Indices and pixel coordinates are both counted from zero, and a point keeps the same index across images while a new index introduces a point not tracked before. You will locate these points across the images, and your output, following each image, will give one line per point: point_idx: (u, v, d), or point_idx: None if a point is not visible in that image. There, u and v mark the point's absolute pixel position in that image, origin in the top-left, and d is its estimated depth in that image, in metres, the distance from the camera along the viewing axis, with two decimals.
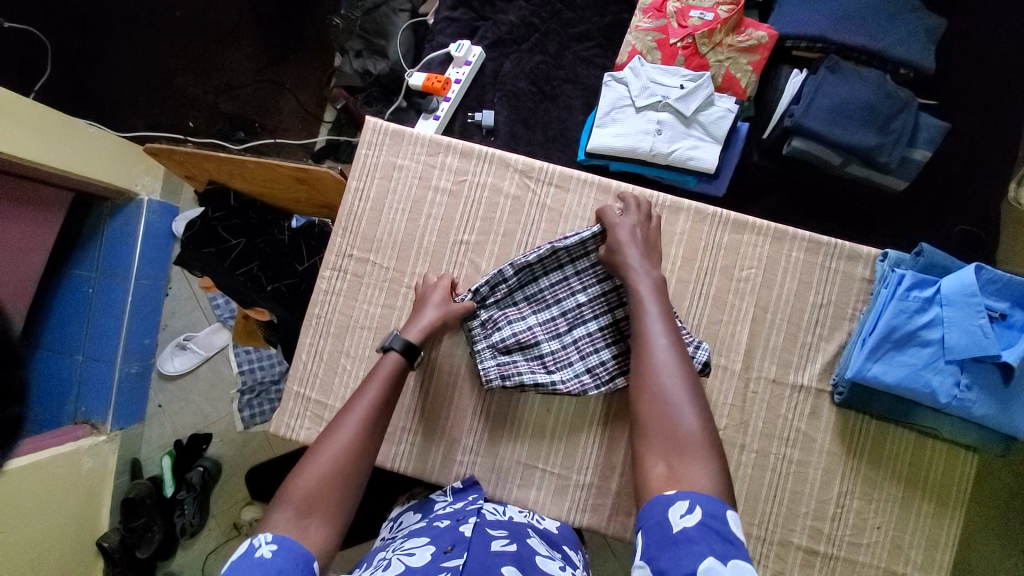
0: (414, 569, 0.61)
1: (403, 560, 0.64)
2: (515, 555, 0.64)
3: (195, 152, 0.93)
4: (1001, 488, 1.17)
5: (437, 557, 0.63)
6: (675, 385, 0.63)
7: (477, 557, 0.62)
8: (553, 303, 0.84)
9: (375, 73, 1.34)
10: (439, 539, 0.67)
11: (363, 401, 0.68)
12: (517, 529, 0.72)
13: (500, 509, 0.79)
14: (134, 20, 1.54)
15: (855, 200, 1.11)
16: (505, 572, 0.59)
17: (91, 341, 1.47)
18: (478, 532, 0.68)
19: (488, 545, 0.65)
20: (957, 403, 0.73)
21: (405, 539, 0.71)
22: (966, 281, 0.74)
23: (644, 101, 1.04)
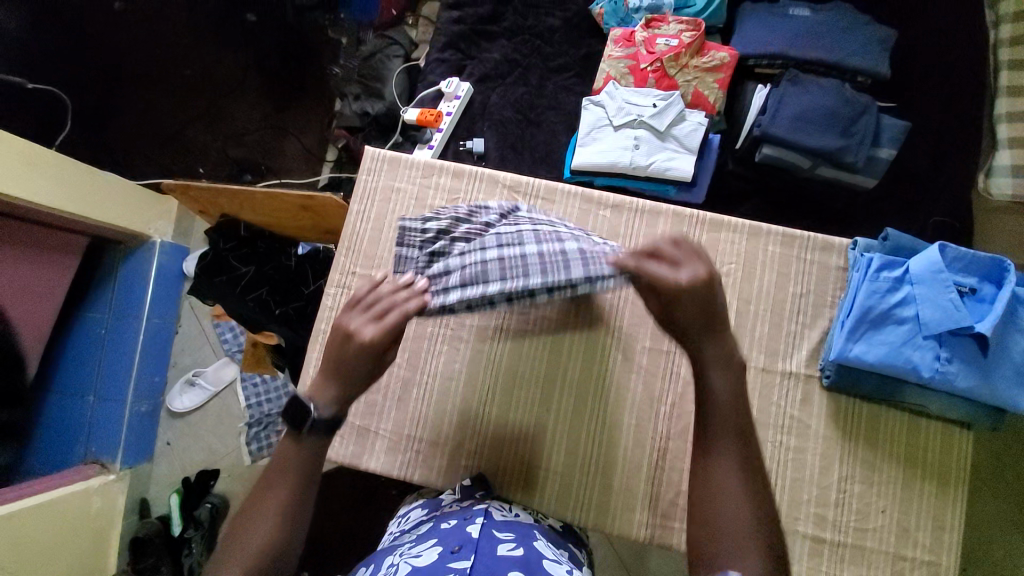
0: (422, 568, 0.62)
1: (411, 562, 0.65)
2: (521, 558, 0.64)
3: (208, 187, 1.01)
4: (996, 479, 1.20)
5: (445, 557, 0.63)
6: (735, 479, 0.59)
7: (484, 560, 0.62)
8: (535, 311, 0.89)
9: (373, 113, 1.45)
10: (447, 539, 0.68)
11: (290, 460, 0.66)
12: (523, 531, 0.73)
13: (507, 507, 0.81)
14: (151, 80, 1.67)
15: (829, 199, 1.17)
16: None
17: (103, 381, 1.51)
18: (485, 534, 0.69)
19: (495, 548, 0.66)
20: (940, 376, 0.76)
21: (412, 540, 0.71)
22: (931, 260, 0.79)
23: (621, 119, 1.13)
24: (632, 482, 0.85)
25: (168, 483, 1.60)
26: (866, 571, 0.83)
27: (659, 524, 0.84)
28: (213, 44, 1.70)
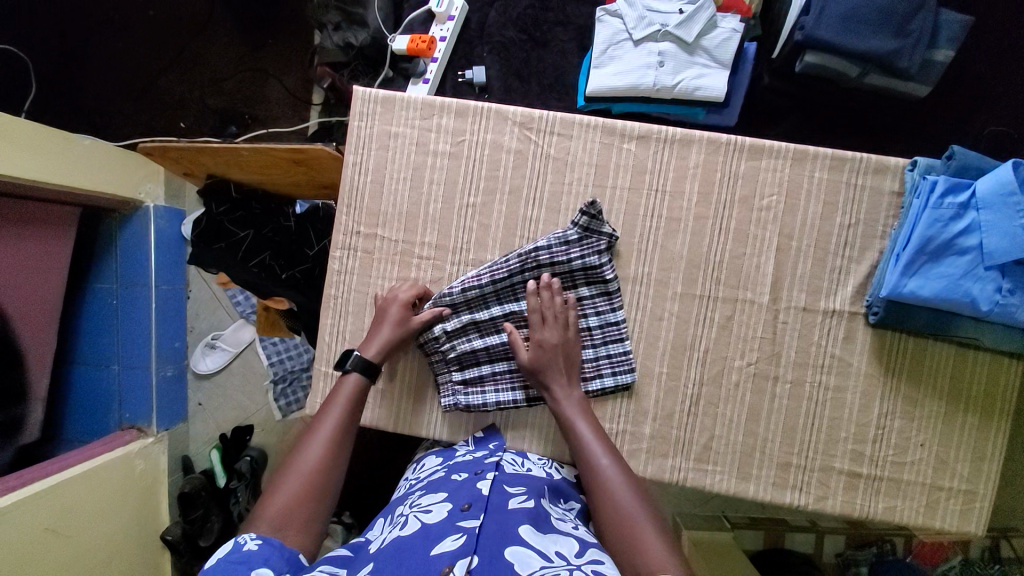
0: (432, 526, 0.62)
1: (420, 516, 0.65)
2: (531, 512, 0.65)
3: (188, 146, 0.91)
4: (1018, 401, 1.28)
5: (454, 515, 0.64)
6: (631, 503, 0.65)
7: (492, 519, 0.62)
8: None
9: (357, 45, 1.29)
10: (456, 496, 0.68)
11: (324, 424, 0.71)
12: (533, 484, 0.73)
13: (520, 460, 0.81)
14: (109, 23, 1.50)
15: (877, 112, 1.03)
16: (521, 534, 0.59)
17: (124, 350, 1.51)
18: (495, 489, 0.69)
19: (504, 505, 0.65)
20: (999, 309, 0.70)
21: (423, 494, 0.72)
22: (1002, 180, 0.69)
23: (642, 32, 0.98)
24: (663, 430, 0.84)
25: (206, 441, 1.67)
26: (901, 501, 0.83)
27: (693, 468, 0.84)
28: None
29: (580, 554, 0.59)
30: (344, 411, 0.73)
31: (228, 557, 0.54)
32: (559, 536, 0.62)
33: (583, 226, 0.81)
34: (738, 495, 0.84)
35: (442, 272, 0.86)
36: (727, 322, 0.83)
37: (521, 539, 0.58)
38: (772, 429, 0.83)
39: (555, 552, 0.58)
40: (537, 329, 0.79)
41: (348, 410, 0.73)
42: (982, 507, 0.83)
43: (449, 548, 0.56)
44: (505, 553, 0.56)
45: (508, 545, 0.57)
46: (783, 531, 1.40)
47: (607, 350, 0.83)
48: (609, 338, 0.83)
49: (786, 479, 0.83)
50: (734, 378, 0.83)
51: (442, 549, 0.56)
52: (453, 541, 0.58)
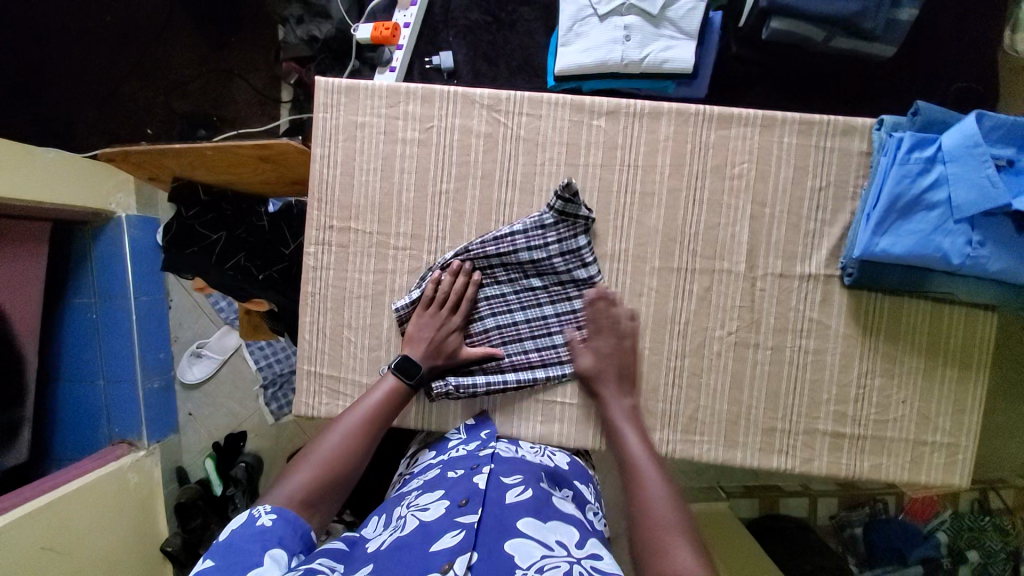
0: (431, 524, 0.62)
1: (418, 515, 0.65)
2: (531, 503, 0.66)
3: (150, 148, 0.89)
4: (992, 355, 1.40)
5: (452, 511, 0.64)
6: (670, 516, 0.65)
7: (490, 514, 0.64)
8: (531, 273, 0.83)
9: (322, 37, 1.26)
10: (453, 491, 0.68)
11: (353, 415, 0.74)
12: (530, 472, 0.74)
13: (513, 448, 0.82)
14: (63, 29, 1.44)
15: (846, 76, 1.03)
16: (520, 526, 0.62)
17: (108, 365, 1.49)
18: (491, 482, 0.70)
19: (502, 498, 0.67)
20: (971, 262, 0.71)
21: (420, 492, 0.71)
22: (967, 133, 0.70)
23: (606, 7, 0.97)
24: (649, 404, 0.84)
25: (200, 451, 1.65)
26: (886, 458, 0.84)
27: (681, 440, 0.84)
28: None
29: (581, 544, 0.61)
30: (382, 401, 0.76)
31: (248, 530, 0.58)
32: (560, 522, 0.64)
33: (553, 210, 0.81)
34: (727, 464, 0.85)
35: (419, 262, 0.85)
36: (705, 293, 0.83)
37: (521, 532, 0.61)
38: (756, 395, 0.83)
39: (555, 540, 0.61)
40: (492, 328, 0.83)
41: (382, 410, 0.76)
42: (965, 459, 0.84)
43: (448, 544, 0.58)
44: (504, 547, 0.59)
45: (507, 539, 0.60)
46: (779, 497, 1.43)
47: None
48: None
49: (773, 444, 0.84)
50: (716, 348, 0.83)
51: (441, 545, 0.58)
52: (452, 537, 0.60)
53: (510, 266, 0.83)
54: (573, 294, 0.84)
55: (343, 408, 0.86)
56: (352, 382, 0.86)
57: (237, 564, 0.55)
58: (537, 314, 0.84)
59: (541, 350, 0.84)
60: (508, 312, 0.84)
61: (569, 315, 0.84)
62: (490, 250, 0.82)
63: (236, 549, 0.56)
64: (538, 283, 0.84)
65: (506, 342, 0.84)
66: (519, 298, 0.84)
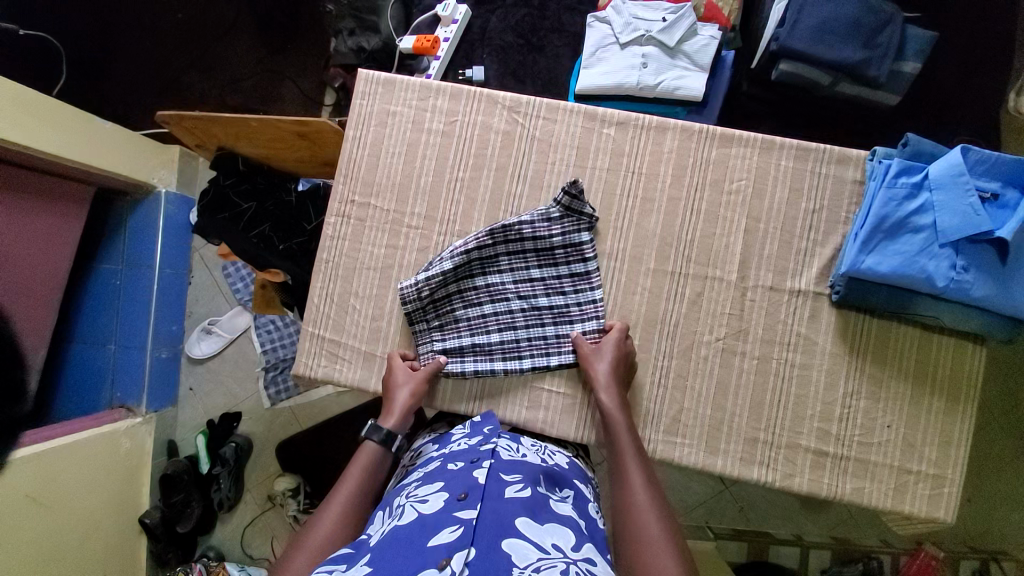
0: (427, 517, 0.59)
1: (416, 506, 0.63)
2: (528, 503, 0.63)
3: (202, 116, 0.98)
4: (992, 417, 1.37)
5: (450, 505, 0.60)
6: (652, 524, 0.63)
7: (490, 509, 0.59)
8: (533, 265, 0.88)
9: (369, 49, 1.39)
10: (452, 485, 0.65)
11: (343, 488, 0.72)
12: (530, 472, 0.70)
13: (514, 446, 0.78)
14: (140, 23, 1.61)
15: (851, 119, 1.09)
16: (518, 525, 0.58)
17: (122, 330, 1.55)
18: (491, 476, 0.66)
19: (501, 494, 0.63)
20: (955, 285, 0.74)
21: (420, 484, 0.69)
22: (952, 164, 0.74)
23: (628, 36, 1.06)
24: (635, 401, 0.86)
25: (194, 426, 1.67)
26: (868, 483, 0.84)
27: (663, 440, 0.86)
28: None
29: (576, 547, 0.58)
30: (359, 477, 0.74)
31: None
32: (555, 523, 0.61)
33: (557, 203, 0.86)
34: (706, 470, 0.86)
35: (429, 242, 0.91)
36: (696, 297, 0.86)
37: (518, 532, 0.56)
38: (740, 404, 0.85)
39: (551, 544, 0.57)
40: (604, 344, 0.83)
41: (368, 472, 0.75)
42: (951, 493, 0.83)
43: (446, 540, 0.54)
44: (502, 544, 0.54)
45: (506, 537, 0.55)
46: (768, 543, 1.35)
47: (581, 326, 0.87)
48: (585, 314, 0.87)
49: (754, 455, 0.85)
50: (704, 352, 0.86)
51: (439, 541, 0.54)
52: (451, 533, 0.55)
53: (513, 255, 0.88)
54: (568, 286, 0.88)
55: (340, 371, 0.90)
56: (352, 348, 0.91)
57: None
58: (533, 305, 0.88)
59: (532, 340, 0.87)
60: (506, 300, 0.88)
61: (563, 308, 0.88)
62: (496, 240, 0.86)
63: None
64: (537, 274, 0.88)
65: (501, 330, 0.88)
66: (517, 288, 0.88)
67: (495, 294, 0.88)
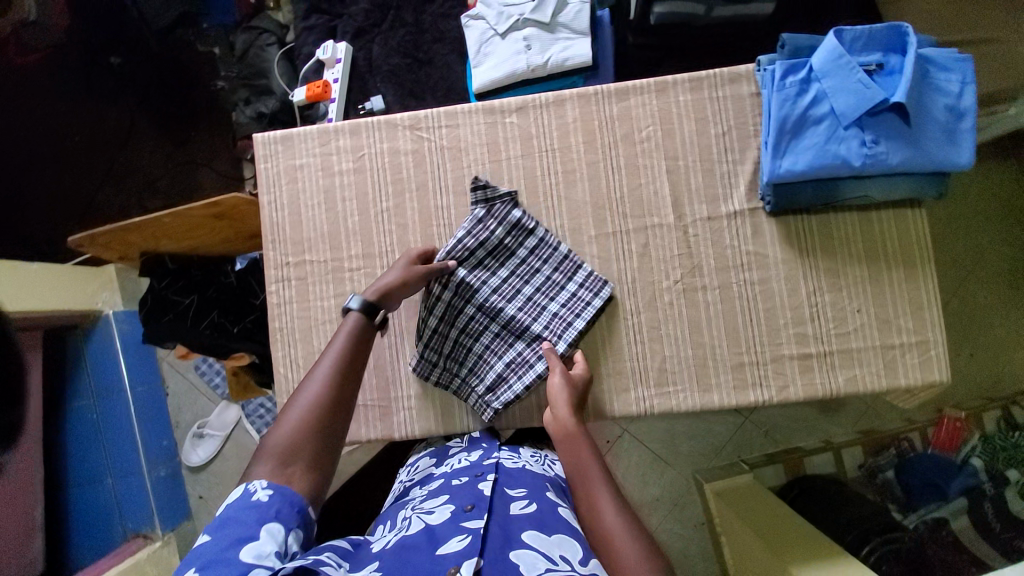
0: (436, 527, 0.59)
1: (424, 518, 0.62)
2: (534, 518, 0.63)
3: (114, 228, 0.96)
4: (965, 270, 1.41)
5: (457, 516, 0.61)
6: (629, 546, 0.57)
7: (499, 523, 0.61)
8: (498, 269, 0.87)
9: (268, 112, 1.38)
10: (458, 497, 0.65)
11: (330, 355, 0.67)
12: (534, 484, 0.70)
13: (514, 457, 0.78)
14: (34, 156, 1.57)
15: (738, 38, 1.12)
16: (525, 540, 0.58)
17: (114, 460, 1.46)
18: (496, 491, 0.67)
19: (508, 509, 0.64)
20: (871, 160, 0.76)
21: (425, 497, 0.69)
22: (832, 49, 0.77)
23: (505, 25, 1.08)
24: (618, 366, 0.87)
25: None
26: (858, 370, 0.86)
27: (657, 393, 0.86)
28: (84, 98, 1.58)
29: (584, 561, 0.56)
30: (349, 340, 0.69)
31: (239, 504, 0.55)
32: (565, 536, 0.60)
33: (478, 198, 0.87)
34: (707, 408, 0.86)
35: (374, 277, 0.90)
36: (643, 248, 0.87)
37: (526, 544, 0.57)
38: (717, 335, 0.86)
39: (560, 555, 0.57)
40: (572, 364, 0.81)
41: (355, 339, 0.69)
42: (937, 354, 0.86)
43: (455, 547, 0.55)
44: (509, 556, 0.56)
45: (513, 548, 0.57)
46: (801, 458, 1.37)
47: (577, 282, 0.87)
48: (547, 290, 0.87)
49: (745, 378, 0.86)
50: (668, 298, 0.87)
51: (448, 548, 0.55)
52: (459, 541, 0.56)
53: (477, 272, 0.86)
54: (546, 268, 0.88)
55: None
56: None
57: (229, 539, 0.52)
58: (528, 299, 0.87)
59: (549, 327, 0.86)
60: (504, 311, 0.86)
61: (541, 287, 0.87)
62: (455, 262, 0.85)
63: (231, 521, 0.53)
64: (506, 273, 0.88)
65: (518, 335, 0.87)
66: (501, 297, 0.87)
67: (490, 307, 0.86)
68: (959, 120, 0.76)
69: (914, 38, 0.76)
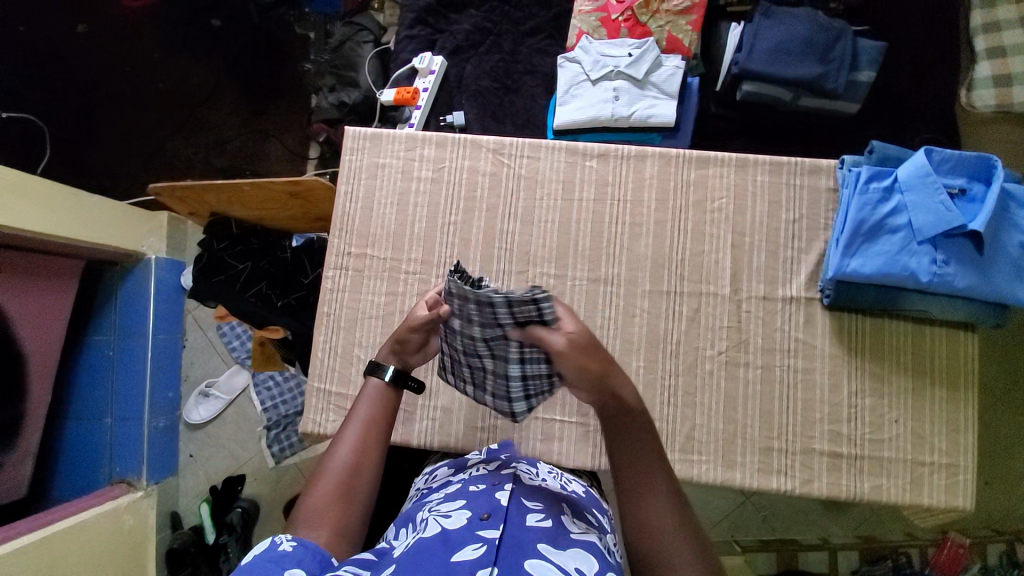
0: (451, 533, 0.58)
1: (440, 521, 0.61)
2: (549, 530, 0.61)
3: (194, 186, 1.01)
4: (998, 399, 1.39)
5: (473, 523, 0.60)
6: (668, 519, 0.60)
7: (513, 531, 0.59)
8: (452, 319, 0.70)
9: (350, 103, 1.45)
10: (474, 503, 0.64)
11: (354, 424, 0.69)
12: (552, 499, 0.69)
13: (534, 472, 0.77)
14: (124, 97, 1.65)
15: (816, 129, 1.15)
16: (541, 549, 0.57)
17: (117, 402, 1.49)
18: (514, 500, 0.65)
19: (524, 518, 0.62)
20: (938, 279, 0.77)
21: (442, 500, 0.68)
22: (918, 165, 0.79)
23: (598, 73, 1.13)
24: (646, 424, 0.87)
25: (197, 494, 1.60)
26: (886, 480, 0.84)
27: (680, 459, 0.86)
28: (183, 55, 1.67)
29: None
30: (371, 410, 0.70)
31: (265, 555, 0.52)
32: (580, 549, 0.59)
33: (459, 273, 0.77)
34: (726, 484, 0.85)
35: (428, 285, 0.92)
36: (695, 314, 0.89)
37: (540, 554, 0.56)
38: (750, 414, 0.86)
39: (574, 568, 0.55)
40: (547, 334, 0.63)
41: (377, 407, 0.71)
42: (966, 480, 0.84)
43: (469, 556, 0.54)
44: (523, 564, 0.54)
45: (527, 557, 0.55)
46: (796, 551, 1.32)
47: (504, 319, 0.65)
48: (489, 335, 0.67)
49: (771, 464, 0.85)
50: (708, 367, 0.87)
51: (463, 556, 0.54)
52: (474, 550, 0.55)
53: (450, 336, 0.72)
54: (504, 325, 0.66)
55: None
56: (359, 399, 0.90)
57: None
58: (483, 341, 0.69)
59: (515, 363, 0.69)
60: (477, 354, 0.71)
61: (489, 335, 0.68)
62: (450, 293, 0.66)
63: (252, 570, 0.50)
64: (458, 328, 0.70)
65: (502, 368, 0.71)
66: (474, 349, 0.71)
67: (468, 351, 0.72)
68: None
69: (1003, 172, 0.77)
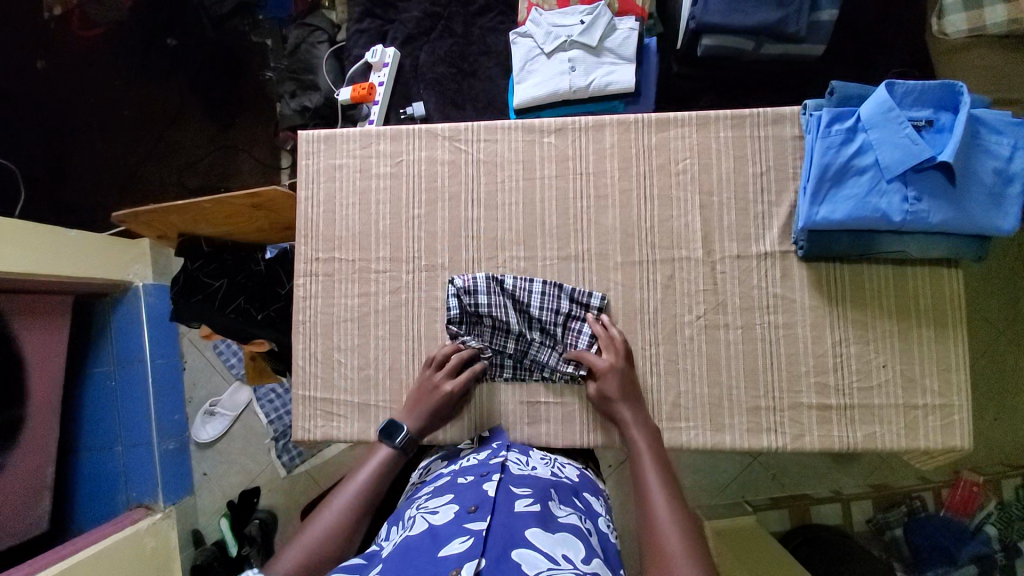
0: (439, 528, 0.58)
1: (427, 518, 0.61)
2: (538, 515, 0.61)
3: (157, 209, 1.00)
4: (997, 332, 1.37)
5: (461, 517, 0.60)
6: (673, 539, 0.62)
7: (501, 519, 0.59)
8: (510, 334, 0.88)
9: (312, 106, 1.42)
10: (462, 497, 0.64)
11: (354, 484, 0.74)
12: (541, 484, 0.69)
13: (524, 460, 0.77)
14: (89, 127, 1.64)
15: (782, 76, 1.11)
16: (529, 536, 0.56)
17: (125, 429, 1.52)
18: (501, 490, 0.65)
19: (512, 506, 0.62)
20: (912, 217, 0.75)
21: (430, 496, 0.68)
22: (880, 101, 0.76)
23: (551, 45, 1.10)
24: None
25: (215, 510, 1.63)
26: (879, 427, 0.83)
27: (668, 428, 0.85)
28: (142, 77, 1.65)
29: (587, 559, 0.55)
30: (377, 471, 0.77)
31: None
32: (568, 534, 0.59)
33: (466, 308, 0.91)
34: (717, 448, 0.85)
35: (399, 281, 0.92)
36: (670, 281, 0.87)
37: (528, 542, 0.55)
38: (734, 375, 0.85)
39: (562, 554, 0.55)
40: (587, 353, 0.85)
41: (382, 473, 0.77)
42: (962, 418, 0.83)
43: (457, 549, 0.54)
44: (511, 554, 0.53)
45: (514, 546, 0.55)
46: (808, 505, 1.33)
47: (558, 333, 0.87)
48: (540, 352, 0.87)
49: (760, 423, 0.84)
50: (688, 332, 0.86)
51: (450, 550, 0.54)
52: (461, 543, 0.55)
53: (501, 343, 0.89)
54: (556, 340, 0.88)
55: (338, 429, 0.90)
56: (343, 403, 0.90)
57: None
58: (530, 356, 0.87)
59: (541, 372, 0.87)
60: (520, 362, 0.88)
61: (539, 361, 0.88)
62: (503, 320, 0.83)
63: None
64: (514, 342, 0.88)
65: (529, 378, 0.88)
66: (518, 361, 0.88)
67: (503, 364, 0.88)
68: (1007, 184, 0.75)
69: (969, 98, 0.74)
